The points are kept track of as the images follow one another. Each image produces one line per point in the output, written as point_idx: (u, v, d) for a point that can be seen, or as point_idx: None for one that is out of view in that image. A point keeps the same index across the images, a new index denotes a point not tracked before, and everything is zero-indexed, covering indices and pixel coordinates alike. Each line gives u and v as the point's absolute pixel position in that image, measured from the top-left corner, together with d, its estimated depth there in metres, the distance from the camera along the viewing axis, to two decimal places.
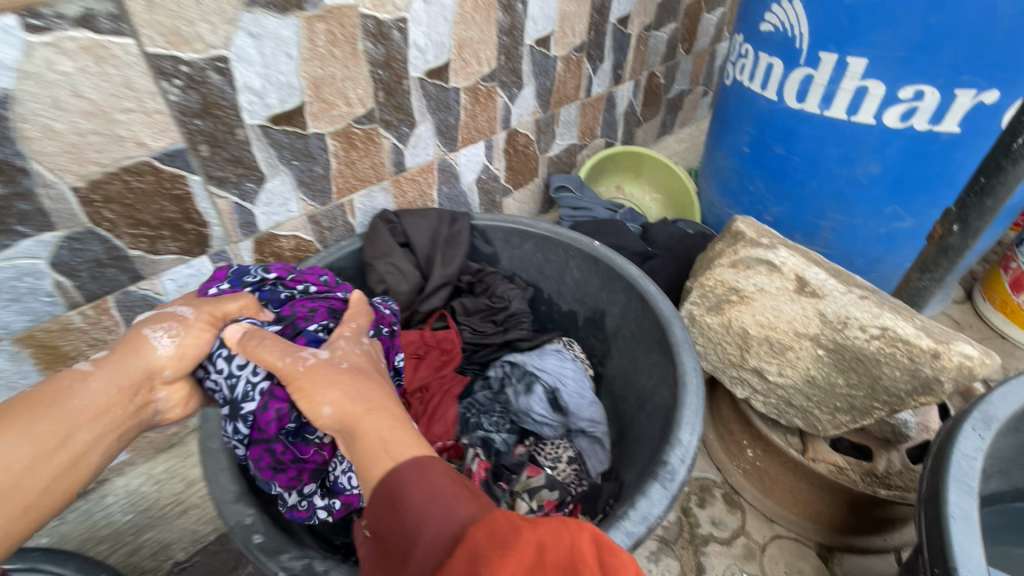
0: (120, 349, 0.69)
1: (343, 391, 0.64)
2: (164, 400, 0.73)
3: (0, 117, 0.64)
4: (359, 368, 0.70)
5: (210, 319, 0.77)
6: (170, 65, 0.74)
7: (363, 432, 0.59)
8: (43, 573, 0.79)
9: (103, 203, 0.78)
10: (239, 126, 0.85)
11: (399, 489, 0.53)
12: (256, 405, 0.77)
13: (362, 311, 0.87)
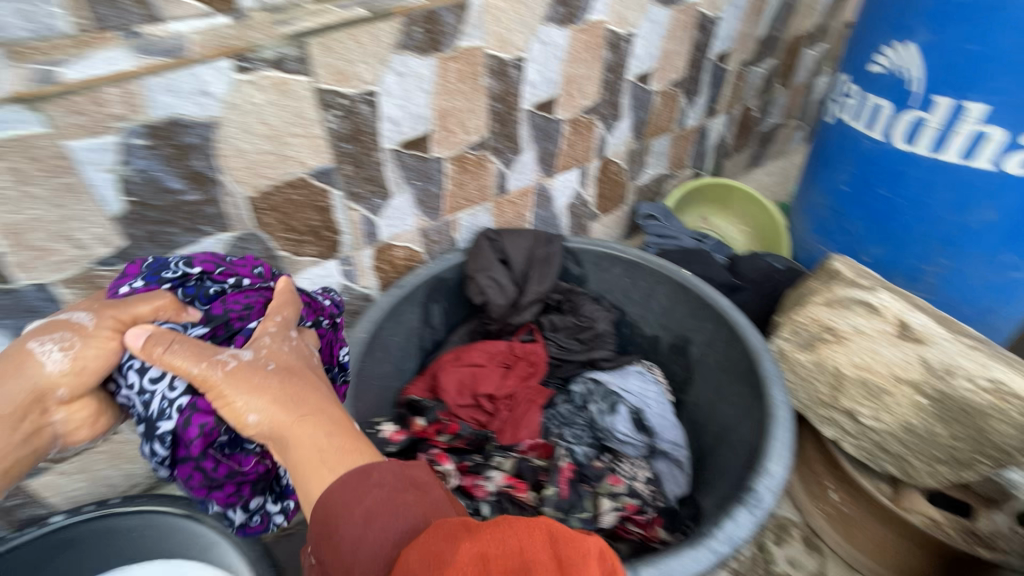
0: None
1: (273, 398, 0.65)
2: (63, 421, 0.69)
3: (207, 138, 0.79)
4: (287, 370, 0.69)
5: (131, 319, 0.71)
6: (333, 98, 0.88)
7: (297, 441, 0.62)
8: (196, 519, 0.95)
9: (268, 210, 0.92)
10: (377, 149, 0.98)
11: (339, 511, 0.55)
12: (174, 423, 0.70)
13: (290, 308, 0.79)
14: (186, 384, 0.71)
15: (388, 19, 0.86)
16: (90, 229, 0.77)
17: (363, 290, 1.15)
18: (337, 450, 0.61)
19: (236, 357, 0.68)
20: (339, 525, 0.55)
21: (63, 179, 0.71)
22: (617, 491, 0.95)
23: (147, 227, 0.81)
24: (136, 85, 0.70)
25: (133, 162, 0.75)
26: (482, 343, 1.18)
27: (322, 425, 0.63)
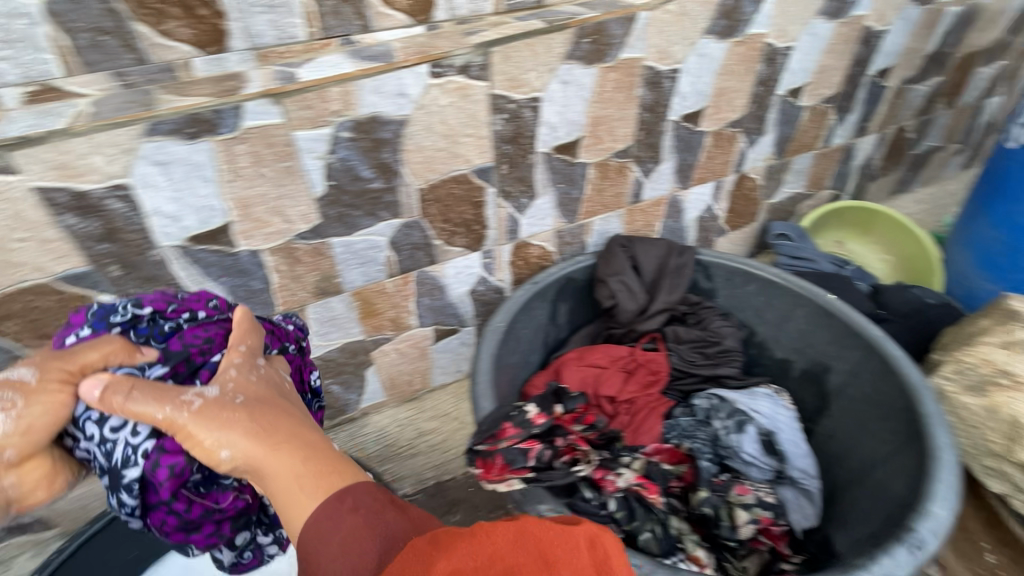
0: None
1: (241, 431, 0.58)
2: (15, 485, 0.58)
3: (397, 134, 0.89)
4: (257, 400, 0.62)
5: (82, 367, 0.61)
6: (503, 103, 0.95)
7: (273, 475, 0.57)
8: None
9: (432, 201, 1.01)
10: (532, 152, 1.04)
11: (315, 544, 0.52)
12: (141, 469, 0.62)
13: (252, 339, 0.70)
14: (150, 426, 0.63)
15: (562, 31, 0.92)
16: (296, 207, 0.89)
17: (497, 282, 1.21)
18: (311, 476, 0.56)
19: (205, 393, 0.61)
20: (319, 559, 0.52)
21: (286, 163, 0.83)
22: (747, 502, 0.91)
23: (339, 208, 0.92)
24: (353, 86, 0.81)
25: (339, 152, 0.86)
26: (604, 346, 1.19)
27: (297, 452, 0.58)
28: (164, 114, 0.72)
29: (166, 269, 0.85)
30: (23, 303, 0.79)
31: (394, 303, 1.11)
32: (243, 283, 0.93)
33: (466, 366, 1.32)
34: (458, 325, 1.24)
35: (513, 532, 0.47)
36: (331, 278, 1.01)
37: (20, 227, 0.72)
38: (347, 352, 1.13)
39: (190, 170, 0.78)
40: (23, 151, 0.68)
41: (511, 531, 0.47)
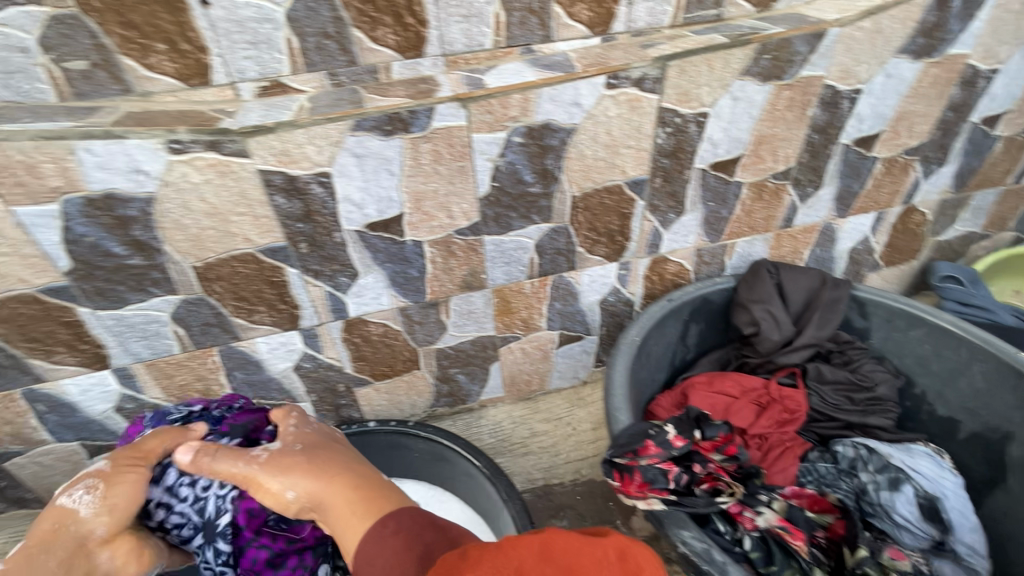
0: (43, 532, 0.68)
1: (303, 470, 0.69)
2: (111, 561, 0.70)
3: (563, 141, 0.91)
4: (314, 445, 0.74)
5: (143, 454, 0.75)
6: (670, 117, 0.93)
7: (331, 507, 0.65)
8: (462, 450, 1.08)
9: (583, 209, 1.02)
10: (689, 167, 1.02)
11: (365, 569, 0.58)
12: (231, 513, 0.79)
13: (296, 414, 0.82)
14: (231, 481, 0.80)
15: (744, 46, 0.89)
16: (461, 205, 0.94)
17: (628, 295, 1.20)
18: (358, 505, 0.64)
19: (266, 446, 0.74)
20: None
21: (461, 162, 0.89)
22: (903, 568, 0.81)
23: (497, 209, 0.96)
24: (533, 93, 0.84)
25: (508, 155, 0.90)
26: (736, 375, 1.13)
27: (348, 483, 0.67)
28: (369, 112, 0.80)
29: (344, 250, 0.94)
30: (230, 269, 0.90)
31: (529, 303, 1.14)
32: (402, 270, 1.00)
33: (583, 373, 1.33)
34: (584, 333, 1.24)
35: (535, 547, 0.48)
36: (478, 273, 1.05)
37: (240, 203, 0.83)
38: (478, 345, 1.17)
39: (380, 163, 0.85)
40: (255, 138, 0.77)
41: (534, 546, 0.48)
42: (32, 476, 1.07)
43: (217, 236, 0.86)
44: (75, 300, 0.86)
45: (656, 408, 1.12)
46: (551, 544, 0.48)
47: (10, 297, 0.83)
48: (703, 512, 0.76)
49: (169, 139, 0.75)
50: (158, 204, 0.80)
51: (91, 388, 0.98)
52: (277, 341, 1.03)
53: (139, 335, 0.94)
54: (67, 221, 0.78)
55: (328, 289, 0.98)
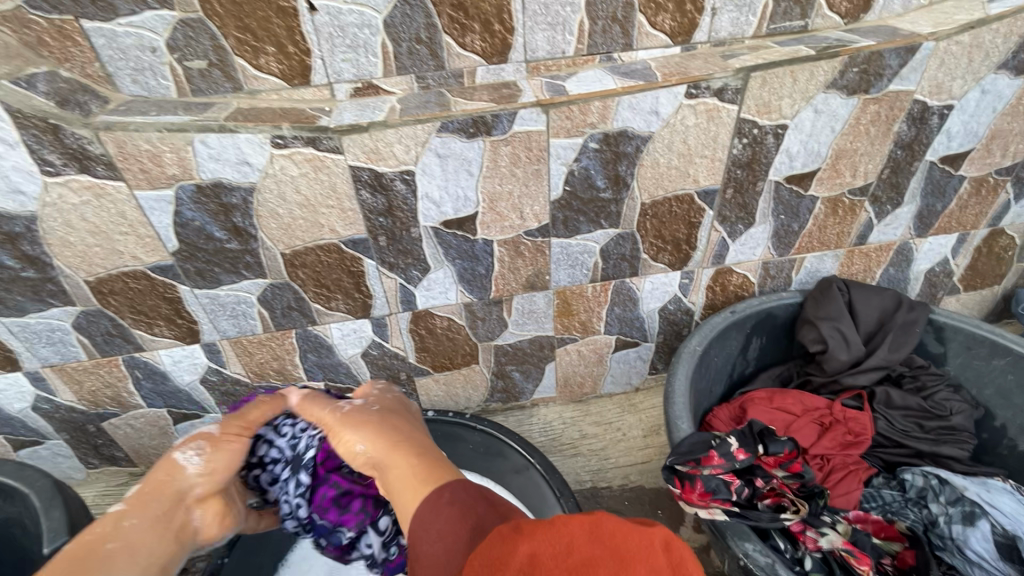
0: (153, 479, 0.74)
1: (375, 429, 0.71)
2: (201, 519, 0.75)
3: (638, 148, 0.92)
4: (388, 410, 0.77)
5: (246, 423, 0.83)
6: (748, 128, 0.93)
7: (394, 466, 0.65)
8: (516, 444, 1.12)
9: (651, 216, 1.02)
10: (763, 179, 1.01)
11: (418, 538, 0.53)
12: (315, 449, 0.83)
13: (379, 389, 0.85)
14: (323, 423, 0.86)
15: (831, 59, 0.87)
16: (533, 207, 0.96)
17: (689, 304, 1.20)
18: (418, 472, 0.62)
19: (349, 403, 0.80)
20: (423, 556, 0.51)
21: (536, 166, 0.91)
22: None
23: (567, 212, 0.99)
24: (613, 101, 0.86)
25: (582, 160, 0.92)
26: (798, 393, 1.11)
27: (412, 452, 0.66)
28: (455, 115, 0.83)
29: (419, 245, 0.98)
30: (315, 257, 0.96)
31: (590, 307, 1.15)
32: (471, 267, 1.04)
33: (636, 380, 1.33)
34: (640, 339, 1.24)
35: (587, 524, 0.43)
36: (542, 274, 1.08)
37: (330, 196, 0.89)
38: (535, 345, 1.20)
39: (460, 164, 0.89)
40: (350, 136, 0.82)
41: (585, 523, 0.42)
42: (125, 437, 1.17)
43: (306, 226, 0.92)
44: (177, 279, 0.94)
45: (713, 420, 1.10)
46: (600, 524, 0.42)
47: (123, 272, 0.92)
48: (766, 528, 0.76)
49: (274, 135, 0.81)
50: (258, 193, 0.86)
51: (182, 359, 1.07)
52: (349, 328, 1.09)
53: (228, 314, 1.01)
54: (179, 205, 0.85)
55: (400, 281, 1.03)
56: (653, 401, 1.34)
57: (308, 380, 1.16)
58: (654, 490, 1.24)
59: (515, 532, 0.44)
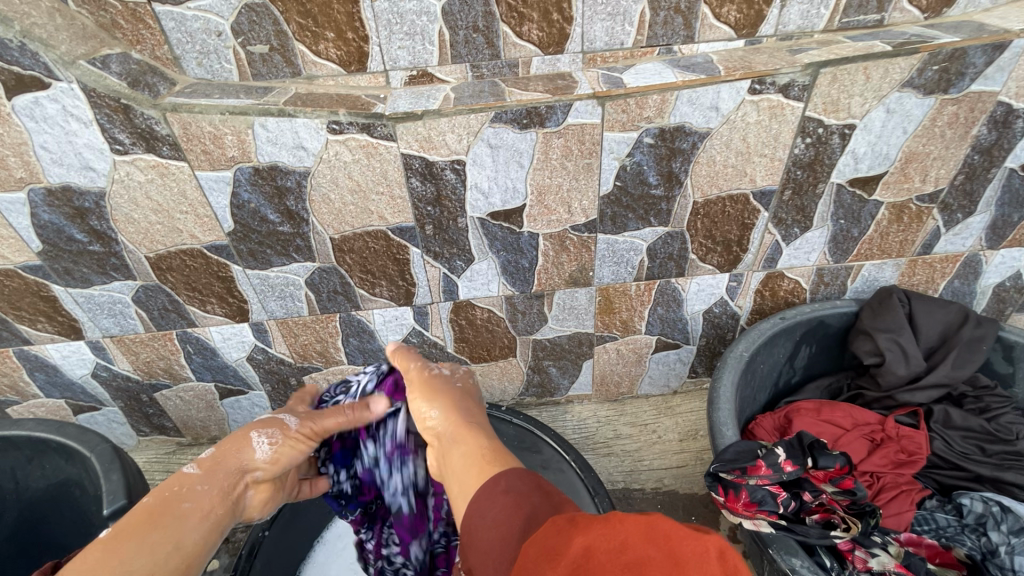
0: (224, 450, 0.76)
1: (451, 406, 0.69)
2: (253, 499, 0.77)
3: (694, 145, 0.89)
4: (467, 389, 0.75)
5: (318, 431, 0.80)
6: (812, 126, 0.89)
7: (462, 444, 0.63)
8: (551, 438, 1.12)
9: (703, 216, 0.99)
10: (824, 181, 0.96)
11: (470, 522, 0.52)
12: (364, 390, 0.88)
13: (461, 368, 0.79)
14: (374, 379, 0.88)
15: (909, 56, 0.82)
16: (581, 201, 0.95)
17: (735, 308, 1.16)
18: (482, 457, 0.59)
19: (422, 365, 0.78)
20: (475, 538, 0.51)
21: (588, 160, 0.90)
22: None
23: (615, 208, 0.96)
24: (672, 95, 0.83)
25: (636, 155, 0.89)
26: (847, 406, 1.07)
27: (483, 437, 0.63)
28: (509, 105, 0.82)
29: (464, 235, 0.98)
30: (362, 243, 0.97)
31: (632, 305, 1.13)
32: (514, 260, 1.03)
33: (674, 382, 1.30)
34: (682, 341, 1.21)
35: (643, 522, 0.40)
36: (585, 270, 1.06)
37: (381, 183, 0.89)
38: (574, 341, 1.18)
39: (511, 155, 0.88)
40: (404, 124, 0.83)
41: (641, 520, 0.40)
42: (174, 408, 1.22)
43: (356, 212, 0.93)
44: (231, 258, 0.97)
45: (756, 429, 1.06)
46: (656, 525, 0.39)
47: (182, 250, 0.95)
48: (815, 544, 0.75)
49: (330, 120, 0.82)
50: (312, 178, 0.88)
51: (231, 337, 1.10)
52: (391, 314, 1.10)
53: (277, 295, 1.04)
54: (236, 187, 0.88)
55: (444, 270, 1.03)
56: (691, 405, 1.31)
57: (348, 363, 1.18)
58: (687, 496, 1.18)
59: (571, 525, 0.43)
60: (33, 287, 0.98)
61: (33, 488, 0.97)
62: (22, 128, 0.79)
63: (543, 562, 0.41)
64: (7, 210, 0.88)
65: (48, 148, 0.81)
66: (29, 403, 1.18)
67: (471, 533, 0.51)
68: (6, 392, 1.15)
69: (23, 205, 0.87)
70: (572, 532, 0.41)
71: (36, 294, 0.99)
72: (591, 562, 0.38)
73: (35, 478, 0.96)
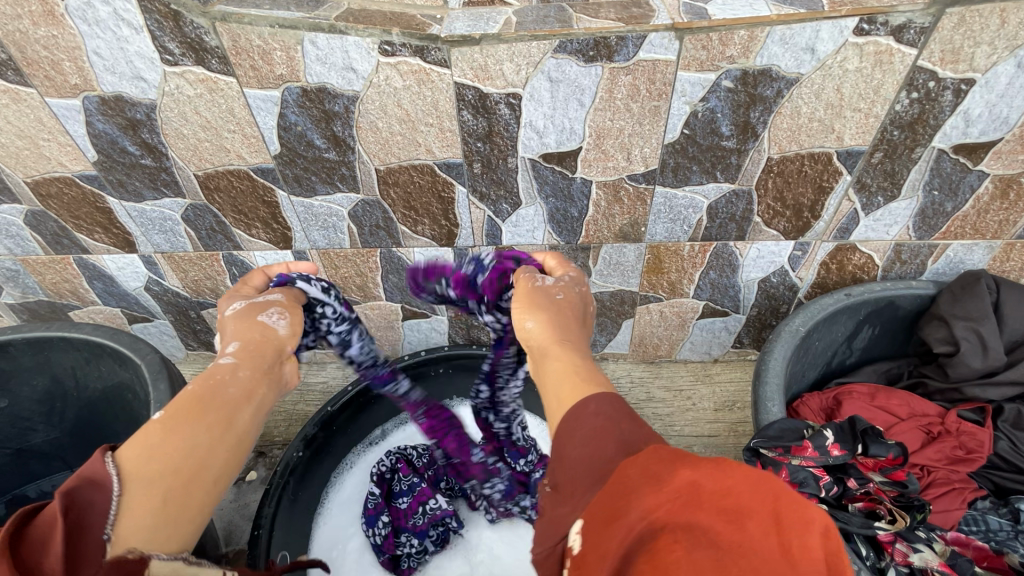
0: (252, 334, 0.66)
1: (550, 317, 0.63)
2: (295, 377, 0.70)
3: (779, 93, 0.79)
4: (573, 301, 0.66)
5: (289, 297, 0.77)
6: (922, 79, 0.77)
7: (554, 359, 0.58)
8: None
9: (775, 174, 0.90)
10: (922, 146, 0.85)
11: (559, 445, 0.48)
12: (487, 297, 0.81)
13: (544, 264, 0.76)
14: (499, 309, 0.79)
15: None
16: (643, 148, 0.87)
17: (796, 279, 1.08)
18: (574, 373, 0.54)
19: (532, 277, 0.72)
20: (562, 458, 0.46)
21: (656, 103, 0.81)
22: None
23: (679, 159, 0.88)
24: (763, 31, 0.73)
25: (711, 100, 0.80)
26: (907, 396, 1.00)
27: (579, 355, 0.57)
28: (577, 33, 0.74)
29: (513, 177, 0.93)
30: (407, 177, 0.94)
31: (683, 267, 1.07)
32: (564, 208, 0.97)
33: (716, 351, 1.25)
34: (731, 310, 1.15)
35: (757, 473, 0.34)
36: (637, 225, 1.00)
37: (431, 114, 0.85)
38: (615, 299, 1.14)
39: (572, 91, 0.81)
40: (460, 49, 0.77)
41: (755, 469, 0.34)
42: (220, 327, 1.26)
43: (403, 143, 0.89)
44: (276, 183, 0.96)
45: (801, 407, 1.02)
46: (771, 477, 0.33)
47: (229, 170, 0.94)
48: (854, 532, 0.73)
49: (383, 40, 0.76)
50: (361, 103, 0.84)
51: (274, 263, 1.11)
52: (431, 255, 1.08)
53: (320, 226, 1.03)
54: (284, 107, 0.84)
55: (489, 213, 0.99)
56: (731, 376, 1.26)
57: (386, 300, 1.18)
58: None
59: (676, 454, 0.37)
60: (90, 196, 1.00)
61: (91, 386, 1.03)
62: (76, 30, 0.78)
63: (641, 483, 0.36)
64: (64, 117, 0.88)
65: (100, 54, 0.80)
66: (89, 309, 1.24)
67: (562, 447, 0.47)
68: (68, 296, 1.22)
69: (78, 112, 0.87)
70: (673, 464, 0.36)
71: (92, 204, 1.02)
72: (694, 496, 0.33)
73: (93, 378, 1.02)
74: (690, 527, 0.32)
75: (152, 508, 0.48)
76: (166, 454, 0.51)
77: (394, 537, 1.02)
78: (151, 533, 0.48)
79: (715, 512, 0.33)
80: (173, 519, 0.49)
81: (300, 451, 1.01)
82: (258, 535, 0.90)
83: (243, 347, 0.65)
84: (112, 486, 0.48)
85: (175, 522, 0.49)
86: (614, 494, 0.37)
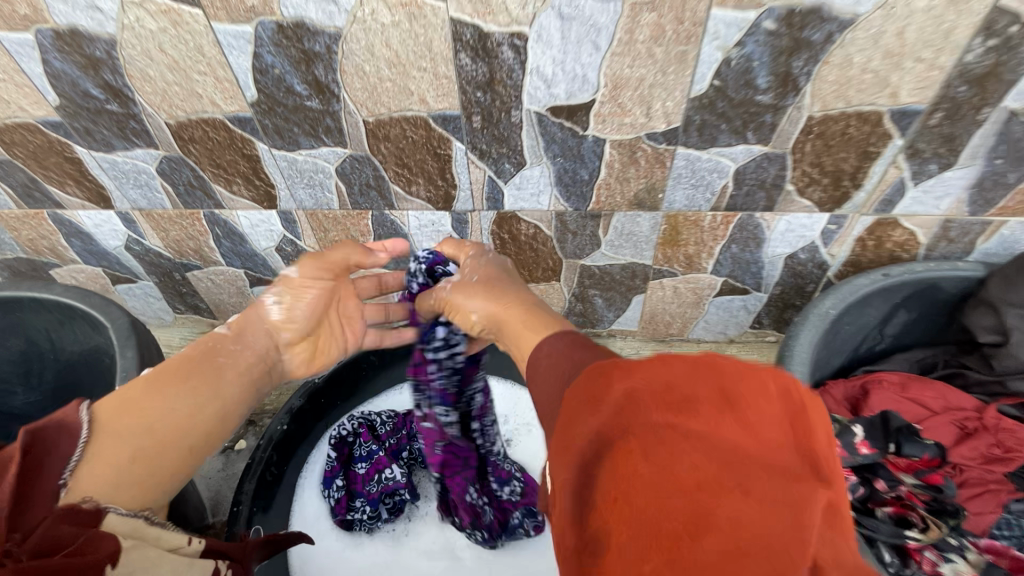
0: (244, 315, 0.75)
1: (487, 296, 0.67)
2: (290, 360, 0.77)
3: (829, 37, 0.68)
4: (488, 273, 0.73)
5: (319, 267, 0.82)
6: (1003, 22, 0.65)
7: (508, 321, 0.61)
8: None
9: (815, 136, 0.79)
10: (991, 105, 0.73)
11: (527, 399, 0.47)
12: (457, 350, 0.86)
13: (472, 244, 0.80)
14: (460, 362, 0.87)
15: None
16: (665, 101, 0.76)
17: (826, 256, 0.98)
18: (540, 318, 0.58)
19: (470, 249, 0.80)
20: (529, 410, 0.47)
21: (683, 47, 0.70)
22: None
23: (706, 115, 0.78)
24: None
25: (748, 45, 0.69)
26: (941, 387, 0.92)
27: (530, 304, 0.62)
28: None
29: (517, 133, 0.83)
30: (399, 131, 0.84)
31: (703, 239, 0.97)
32: (573, 169, 0.87)
33: (733, 331, 1.16)
34: (752, 287, 1.05)
35: (694, 358, 0.37)
36: (653, 191, 0.90)
37: (424, 56, 0.74)
38: (626, 272, 1.05)
39: (587, 32, 0.70)
40: None
41: (693, 358, 0.37)
42: (206, 290, 1.20)
43: (393, 90, 0.79)
44: (255, 134, 0.87)
45: (824, 396, 0.94)
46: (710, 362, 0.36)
47: (202, 119, 0.85)
48: (880, 540, 0.66)
49: None
50: (345, 42, 0.73)
51: (259, 223, 1.03)
52: (427, 219, 0.99)
53: (305, 183, 0.94)
54: (258, 46, 0.75)
55: (489, 173, 0.90)
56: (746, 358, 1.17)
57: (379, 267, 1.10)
58: None
59: (614, 367, 0.40)
60: (57, 146, 0.92)
61: (67, 350, 0.98)
62: None
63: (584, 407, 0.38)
64: (18, 54, 0.79)
65: None
66: (70, 268, 1.18)
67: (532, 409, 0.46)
68: (47, 254, 1.15)
69: (32, 48, 0.78)
70: (609, 380, 0.39)
71: (60, 154, 0.94)
72: (635, 403, 0.36)
73: (68, 341, 0.96)
74: (640, 432, 0.34)
75: (118, 462, 0.52)
76: (142, 414, 0.57)
77: (348, 501, 0.98)
78: (112, 485, 0.51)
79: (660, 407, 0.35)
80: (132, 481, 0.53)
81: (286, 424, 0.97)
82: (235, 513, 0.86)
83: (239, 323, 0.74)
84: (80, 432, 0.52)
85: (141, 483, 0.53)
86: (571, 424, 0.39)
